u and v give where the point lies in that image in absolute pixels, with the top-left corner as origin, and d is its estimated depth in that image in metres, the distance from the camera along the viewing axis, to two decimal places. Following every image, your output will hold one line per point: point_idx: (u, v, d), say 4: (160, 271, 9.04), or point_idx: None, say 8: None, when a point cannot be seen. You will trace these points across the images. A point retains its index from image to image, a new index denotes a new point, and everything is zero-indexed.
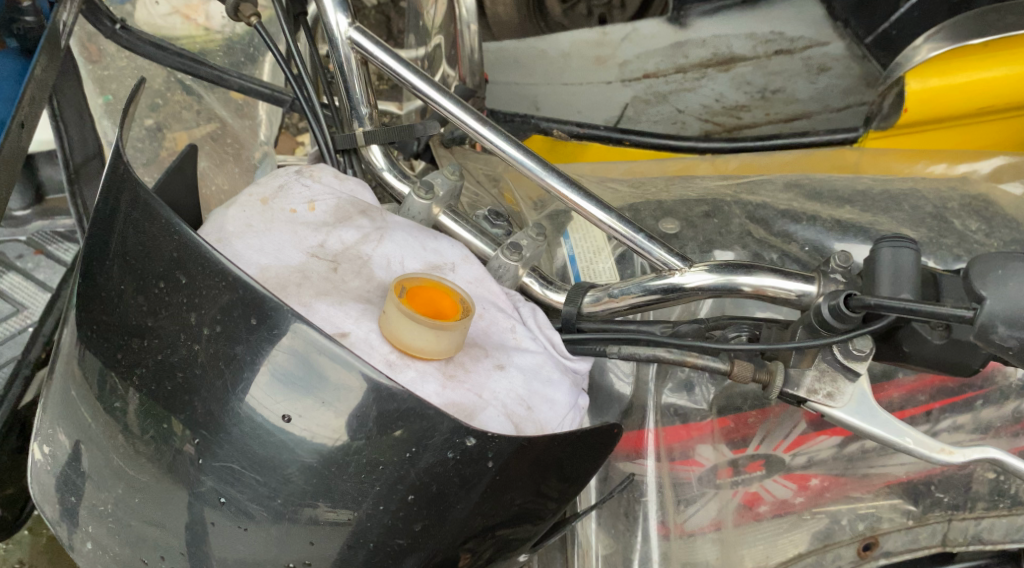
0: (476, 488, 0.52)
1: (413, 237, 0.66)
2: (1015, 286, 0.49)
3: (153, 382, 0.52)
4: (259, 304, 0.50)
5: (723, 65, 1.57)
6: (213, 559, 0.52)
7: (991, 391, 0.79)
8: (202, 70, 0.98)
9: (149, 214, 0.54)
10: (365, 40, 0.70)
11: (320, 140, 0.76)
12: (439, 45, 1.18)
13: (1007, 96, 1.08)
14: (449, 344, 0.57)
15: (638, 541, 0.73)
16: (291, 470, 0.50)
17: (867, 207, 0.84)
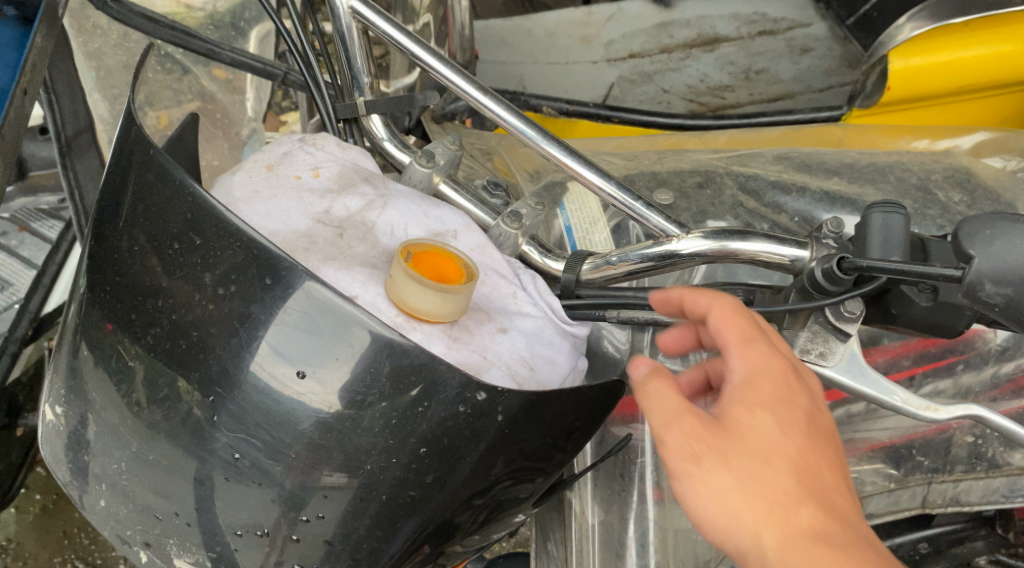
0: (484, 441, 0.54)
1: (416, 205, 0.67)
2: (1002, 244, 0.51)
3: (168, 340, 0.53)
4: (273, 264, 0.51)
5: (708, 45, 1.59)
6: (225, 513, 0.54)
7: (971, 356, 0.82)
8: (194, 43, 0.98)
9: (163, 177, 0.54)
10: (367, 9, 0.70)
11: (322, 108, 0.77)
12: (427, 24, 1.12)
13: (987, 74, 1.11)
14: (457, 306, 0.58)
15: (633, 502, 0.75)
16: (306, 425, 0.52)
17: (854, 178, 0.87)
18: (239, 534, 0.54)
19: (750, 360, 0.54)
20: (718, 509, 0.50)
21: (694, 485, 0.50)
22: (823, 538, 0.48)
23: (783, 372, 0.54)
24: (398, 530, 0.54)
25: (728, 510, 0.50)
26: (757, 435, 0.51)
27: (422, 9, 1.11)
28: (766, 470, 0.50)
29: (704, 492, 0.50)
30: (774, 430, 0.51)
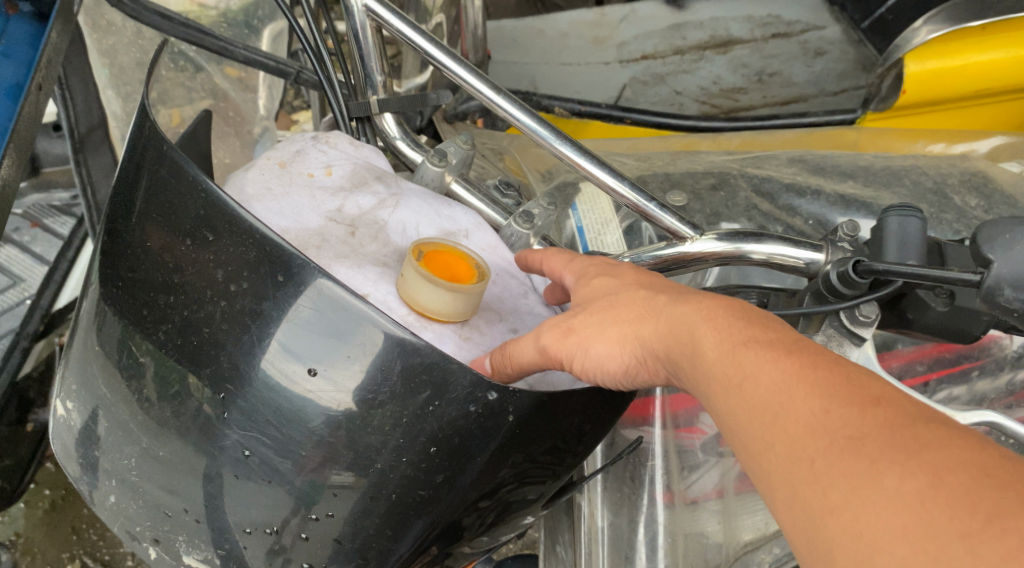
0: (495, 441, 0.53)
1: (428, 204, 0.67)
2: (1022, 250, 0.50)
3: (178, 337, 0.53)
4: (285, 262, 0.51)
5: (722, 47, 1.58)
6: (235, 511, 0.53)
7: (986, 362, 0.81)
8: (208, 42, 0.98)
9: (177, 173, 0.54)
10: (381, 7, 0.70)
11: (334, 105, 0.76)
12: (439, 24, 1.11)
13: (1004, 78, 1.10)
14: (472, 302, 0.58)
15: (643, 505, 0.75)
16: (316, 423, 0.51)
17: (869, 181, 0.86)
18: (248, 531, 0.54)
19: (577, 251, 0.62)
20: (607, 353, 0.55)
21: (577, 348, 0.55)
22: (670, 311, 0.53)
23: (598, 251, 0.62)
24: (407, 530, 0.54)
25: (605, 346, 0.55)
26: (603, 287, 0.58)
27: (434, 10, 1.09)
28: (617, 298, 0.56)
29: (585, 350, 0.55)
30: (622, 273, 0.58)
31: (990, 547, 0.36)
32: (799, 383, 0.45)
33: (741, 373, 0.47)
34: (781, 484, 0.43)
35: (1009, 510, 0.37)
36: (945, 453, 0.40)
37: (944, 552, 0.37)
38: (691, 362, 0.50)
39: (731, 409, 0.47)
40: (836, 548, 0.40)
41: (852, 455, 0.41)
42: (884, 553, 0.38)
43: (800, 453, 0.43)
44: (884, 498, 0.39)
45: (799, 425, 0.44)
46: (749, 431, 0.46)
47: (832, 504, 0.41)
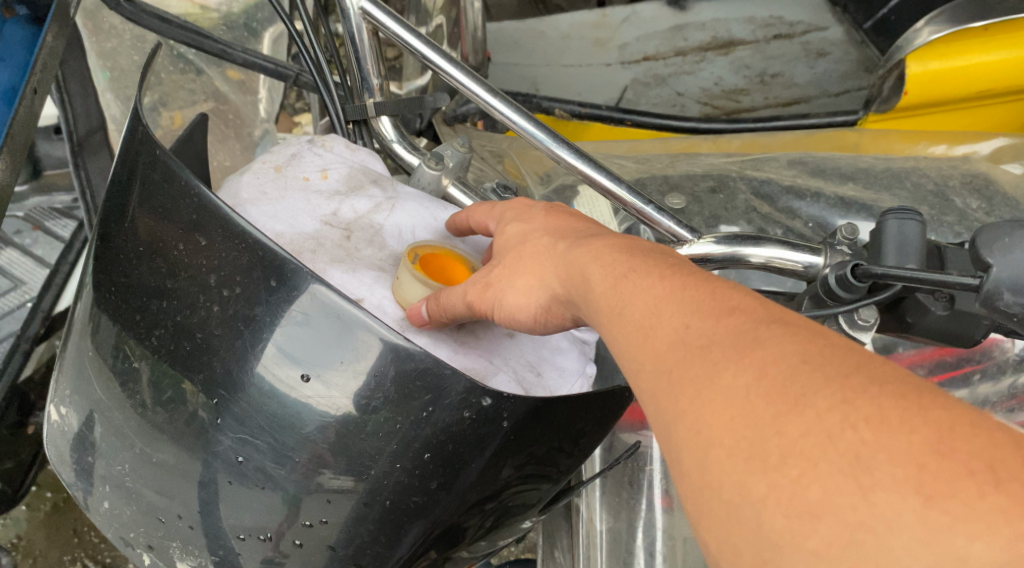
0: (490, 447, 0.53)
1: (424, 207, 0.67)
2: (1021, 253, 0.50)
3: (172, 342, 0.53)
4: (279, 266, 0.51)
5: (723, 48, 1.58)
6: (229, 519, 0.53)
7: (988, 366, 0.80)
8: (206, 43, 0.97)
9: (169, 177, 0.54)
10: (377, 10, 0.70)
11: (332, 110, 0.75)
12: (440, 26, 1.11)
13: (1007, 78, 1.09)
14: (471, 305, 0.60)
15: (642, 510, 0.74)
16: (309, 429, 0.51)
17: (870, 183, 0.86)
18: (242, 537, 0.53)
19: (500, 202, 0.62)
20: (523, 302, 0.54)
21: (497, 299, 0.55)
22: (568, 249, 0.53)
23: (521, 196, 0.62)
24: (402, 535, 0.53)
25: (518, 295, 0.54)
26: (515, 232, 0.58)
27: (434, 12, 1.08)
28: (524, 242, 0.56)
29: (503, 299, 0.55)
30: (534, 217, 0.58)
31: (802, 430, 0.36)
32: (660, 298, 0.45)
33: (619, 300, 0.47)
34: (642, 395, 0.43)
35: (824, 392, 0.37)
36: (777, 344, 0.39)
37: (764, 440, 0.37)
38: (581, 291, 0.50)
39: (606, 330, 0.47)
40: (678, 449, 0.40)
41: (696, 357, 0.41)
42: (714, 448, 0.38)
43: (655, 363, 0.43)
44: (717, 394, 0.39)
45: (656, 337, 0.43)
46: (619, 351, 0.46)
47: (677, 406, 0.41)
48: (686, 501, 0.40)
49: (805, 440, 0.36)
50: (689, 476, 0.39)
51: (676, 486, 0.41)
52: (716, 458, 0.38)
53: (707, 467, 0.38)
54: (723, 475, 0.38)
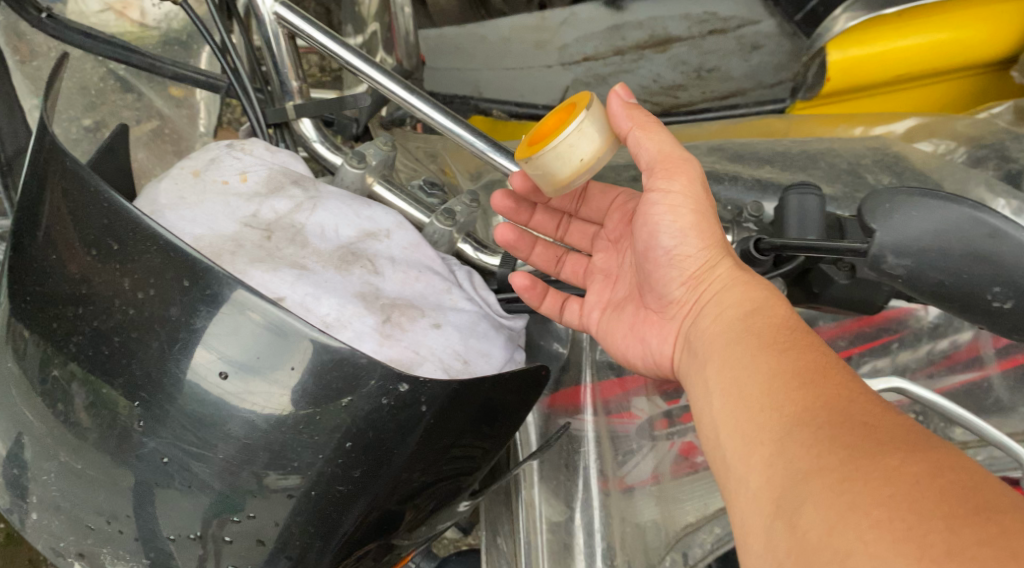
0: (412, 434, 0.54)
1: (347, 205, 0.67)
2: (899, 218, 0.56)
3: (90, 347, 0.54)
4: (191, 267, 0.53)
5: (660, 47, 1.57)
6: (157, 521, 0.54)
7: (905, 334, 0.83)
8: (134, 57, 0.95)
9: (80, 185, 0.55)
10: (290, 14, 0.71)
11: (251, 115, 0.76)
12: (375, 33, 1.05)
13: (925, 62, 1.11)
14: (576, 158, 0.64)
15: (578, 490, 0.76)
16: (230, 425, 0.52)
17: (786, 166, 0.89)
18: (172, 539, 0.54)
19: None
20: (695, 229, 0.66)
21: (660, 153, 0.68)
22: (742, 278, 0.63)
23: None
24: (334, 526, 0.54)
25: (697, 230, 0.66)
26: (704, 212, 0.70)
27: (369, 17, 1.04)
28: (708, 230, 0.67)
29: (676, 205, 0.66)
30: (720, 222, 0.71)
31: (970, 536, 0.41)
32: (832, 369, 0.53)
33: (782, 353, 0.55)
34: (778, 440, 0.50)
35: (1009, 515, 0.42)
36: (954, 457, 0.46)
37: (925, 529, 0.42)
38: (753, 319, 0.60)
39: (753, 376, 0.55)
40: (815, 501, 0.45)
41: (864, 432, 0.47)
42: (861, 514, 0.43)
43: (808, 420, 0.49)
44: (881, 471, 0.45)
45: (818, 393, 0.51)
46: (766, 388, 0.53)
47: (824, 463, 0.46)
48: (796, 548, 0.45)
49: (974, 543, 0.40)
50: (815, 527, 0.44)
51: (788, 533, 0.46)
52: (858, 522, 0.43)
53: (845, 526, 0.43)
54: (862, 540, 0.42)
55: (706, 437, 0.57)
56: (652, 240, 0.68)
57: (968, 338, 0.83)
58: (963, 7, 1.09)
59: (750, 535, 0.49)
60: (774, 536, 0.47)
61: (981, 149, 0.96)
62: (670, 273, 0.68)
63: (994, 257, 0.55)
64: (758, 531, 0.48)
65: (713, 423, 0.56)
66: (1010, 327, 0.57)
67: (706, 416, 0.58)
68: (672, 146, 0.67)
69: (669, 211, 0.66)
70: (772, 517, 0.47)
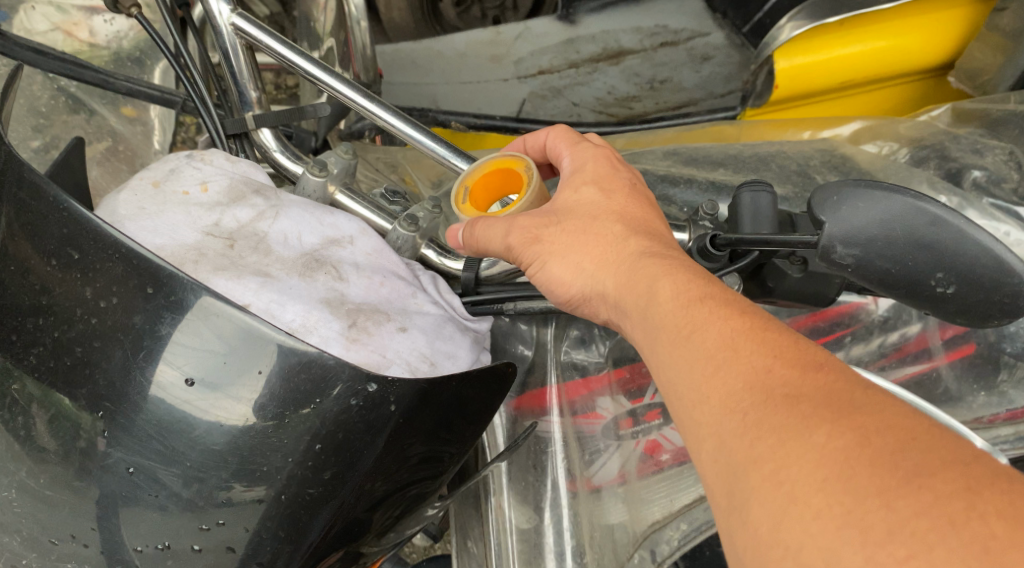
0: (381, 434, 0.55)
1: (309, 213, 0.67)
2: (847, 209, 0.59)
3: (52, 358, 0.54)
4: (154, 275, 0.54)
5: (613, 58, 1.58)
6: (120, 534, 0.53)
7: (857, 328, 0.85)
8: (86, 74, 0.92)
9: (38, 196, 0.56)
10: (248, 26, 0.73)
11: (210, 127, 0.77)
12: (331, 49, 1.03)
13: (866, 69, 1.15)
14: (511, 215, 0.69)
15: (546, 490, 0.77)
16: (198, 432, 0.53)
17: (739, 168, 0.93)
18: (139, 550, 0.53)
19: (578, 154, 0.70)
20: (570, 268, 0.63)
21: (474, 238, 0.66)
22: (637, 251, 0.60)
23: (608, 156, 0.69)
24: (302, 530, 0.54)
25: (560, 277, 0.63)
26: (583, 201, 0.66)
27: (324, 34, 1.02)
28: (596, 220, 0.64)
29: (543, 260, 0.63)
30: (605, 205, 0.65)
31: (907, 508, 0.41)
32: (741, 336, 0.51)
33: (691, 325, 0.53)
34: (710, 433, 0.49)
35: (940, 477, 0.42)
36: (878, 417, 0.46)
37: (863, 510, 0.42)
38: (648, 303, 0.57)
39: (672, 373, 0.53)
40: (754, 497, 0.46)
41: (786, 409, 0.47)
42: (802, 506, 0.44)
43: (731, 410, 0.49)
44: (810, 455, 0.45)
45: (731, 374, 0.50)
46: (684, 375, 0.52)
47: (756, 455, 0.46)
48: (748, 544, 0.46)
49: (911, 516, 0.41)
50: (763, 523, 0.45)
51: (739, 530, 0.46)
52: (801, 515, 0.44)
53: (790, 521, 0.44)
54: (808, 533, 0.43)
55: None
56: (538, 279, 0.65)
57: (916, 331, 0.86)
58: (905, 15, 1.12)
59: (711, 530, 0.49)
60: (727, 531, 0.47)
61: (921, 149, 0.99)
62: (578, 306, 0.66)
63: (935, 243, 0.58)
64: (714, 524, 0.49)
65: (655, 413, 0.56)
66: (954, 309, 0.61)
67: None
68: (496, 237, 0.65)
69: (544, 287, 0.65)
70: (722, 511, 0.48)
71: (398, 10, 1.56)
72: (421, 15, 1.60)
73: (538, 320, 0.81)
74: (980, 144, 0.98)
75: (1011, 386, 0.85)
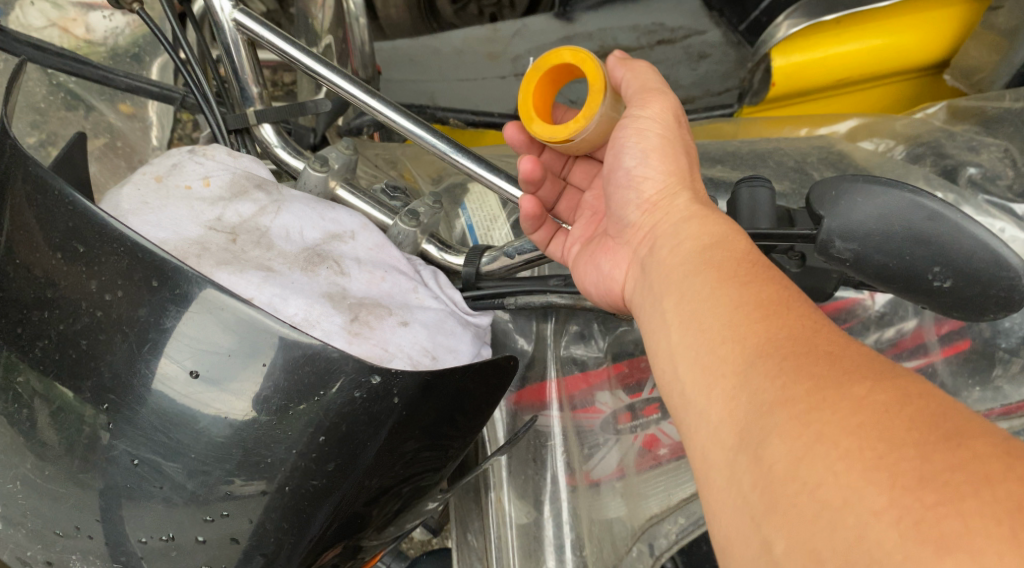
0: (385, 426, 0.56)
1: (311, 208, 0.68)
2: (845, 204, 0.60)
3: (56, 352, 0.54)
4: (159, 267, 0.54)
5: (610, 56, 1.58)
6: (125, 526, 0.53)
7: (854, 323, 0.86)
8: (86, 70, 0.91)
9: (43, 190, 0.56)
10: (250, 21, 0.73)
11: (212, 123, 0.77)
12: (329, 46, 1.02)
13: (862, 67, 1.15)
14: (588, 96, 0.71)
15: (546, 483, 0.77)
16: (202, 424, 0.53)
17: (736, 165, 0.94)
18: (143, 542, 0.53)
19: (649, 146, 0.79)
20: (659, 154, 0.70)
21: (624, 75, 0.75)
22: (696, 214, 0.64)
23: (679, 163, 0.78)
24: (305, 522, 0.54)
25: (659, 152, 0.69)
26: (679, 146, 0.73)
27: (322, 31, 1.00)
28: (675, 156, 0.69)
29: (644, 130, 0.70)
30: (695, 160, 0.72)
31: (942, 462, 0.41)
32: (792, 297, 0.53)
33: (745, 276, 0.55)
34: (739, 372, 0.50)
35: (981, 439, 0.42)
36: (920, 384, 0.46)
37: (896, 458, 0.42)
38: (705, 246, 0.60)
39: (710, 306, 0.54)
40: (779, 433, 0.46)
41: (828, 360, 0.47)
42: (830, 446, 0.44)
43: (768, 351, 0.49)
44: (848, 400, 0.45)
45: (779, 320, 0.51)
46: (723, 319, 0.53)
47: (789, 395, 0.46)
48: (763, 481, 0.46)
49: (947, 469, 0.41)
50: (782, 460, 0.45)
51: (756, 466, 0.46)
52: (826, 453, 0.44)
53: (813, 458, 0.44)
54: (832, 471, 0.43)
55: (662, 370, 0.57)
56: (617, 160, 0.72)
57: (912, 326, 0.86)
58: (901, 14, 1.13)
59: (716, 471, 0.49)
60: (740, 470, 0.47)
61: (917, 146, 1.00)
62: (627, 198, 0.71)
63: (933, 238, 0.59)
64: (722, 465, 0.48)
65: (668, 353, 0.56)
66: (951, 302, 0.61)
67: (659, 345, 0.58)
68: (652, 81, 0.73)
69: (635, 133, 0.71)
70: (737, 450, 0.48)
71: (395, 7, 1.56)
72: (418, 12, 1.60)
73: (538, 315, 0.82)
74: (976, 141, 0.99)
75: (1005, 381, 0.86)
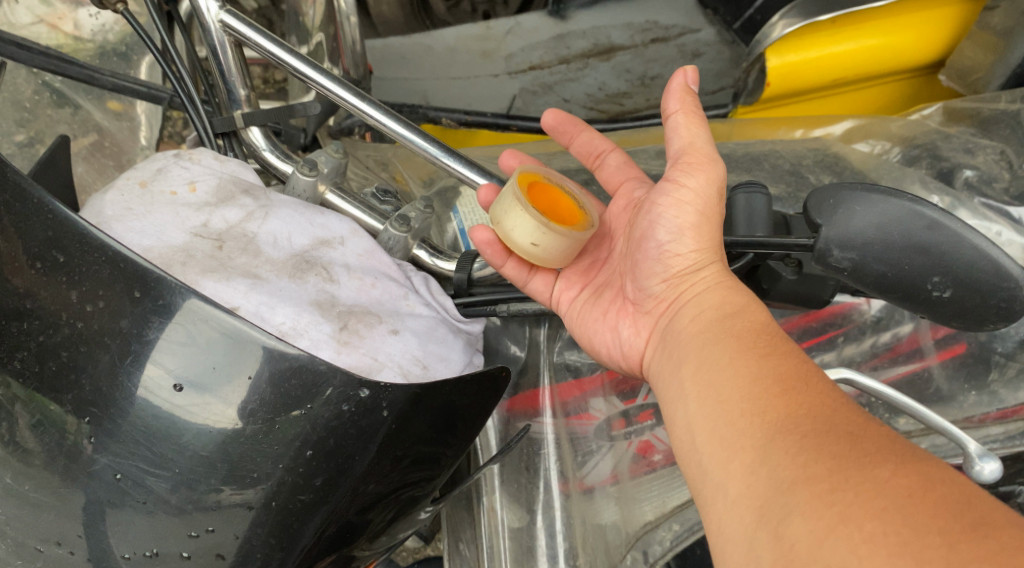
0: (374, 439, 0.54)
1: (300, 214, 0.67)
2: (843, 213, 0.59)
3: (36, 363, 0.53)
4: (142, 277, 0.53)
5: (604, 55, 1.57)
6: (106, 541, 0.52)
7: (850, 328, 0.85)
8: (71, 69, 0.89)
9: (23, 198, 0.55)
10: (237, 22, 0.71)
11: (198, 126, 0.76)
12: (320, 43, 1.01)
13: (858, 67, 1.14)
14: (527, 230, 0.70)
15: (540, 492, 0.76)
16: (187, 438, 0.52)
17: (732, 167, 0.93)
18: (127, 557, 0.52)
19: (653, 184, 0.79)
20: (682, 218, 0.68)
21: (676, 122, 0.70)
22: (719, 283, 0.65)
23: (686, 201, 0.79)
24: (294, 536, 0.53)
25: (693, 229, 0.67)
26: None
27: (313, 29, 0.99)
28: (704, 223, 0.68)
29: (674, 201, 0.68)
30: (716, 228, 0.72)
31: (968, 552, 0.42)
32: (817, 378, 0.54)
33: (769, 353, 0.56)
34: (760, 447, 0.51)
35: (1007, 531, 0.43)
36: (944, 472, 0.47)
37: (923, 545, 0.43)
38: (725, 318, 0.62)
39: (729, 378, 0.56)
40: (801, 511, 0.46)
41: (850, 442, 0.49)
42: (853, 528, 0.44)
43: (790, 429, 0.50)
44: (872, 483, 0.46)
45: (803, 399, 0.52)
46: (744, 392, 0.54)
47: (811, 473, 0.47)
48: (783, 559, 0.46)
49: (973, 559, 0.42)
50: (804, 539, 0.45)
51: (776, 543, 0.47)
52: (849, 536, 0.44)
53: (836, 538, 0.44)
54: (855, 554, 0.44)
55: (678, 440, 0.58)
56: (649, 230, 0.69)
57: (908, 331, 0.86)
58: (896, 14, 1.12)
59: (731, 542, 0.50)
60: (759, 545, 0.48)
61: (914, 148, 0.99)
62: (653, 268, 0.70)
63: (932, 248, 0.58)
64: (739, 540, 0.49)
65: (685, 422, 0.58)
66: (951, 312, 0.61)
67: (677, 416, 0.59)
68: (704, 144, 0.69)
69: (675, 205, 0.68)
70: (756, 526, 0.48)
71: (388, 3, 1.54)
72: (411, 10, 1.58)
73: (531, 321, 0.81)
74: (972, 143, 0.99)
75: (1001, 385, 0.86)
